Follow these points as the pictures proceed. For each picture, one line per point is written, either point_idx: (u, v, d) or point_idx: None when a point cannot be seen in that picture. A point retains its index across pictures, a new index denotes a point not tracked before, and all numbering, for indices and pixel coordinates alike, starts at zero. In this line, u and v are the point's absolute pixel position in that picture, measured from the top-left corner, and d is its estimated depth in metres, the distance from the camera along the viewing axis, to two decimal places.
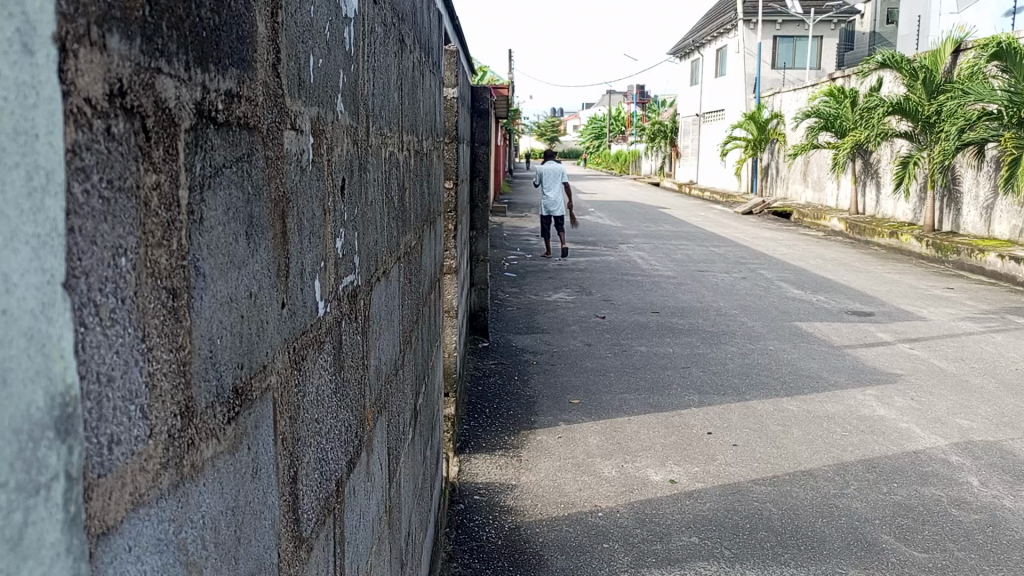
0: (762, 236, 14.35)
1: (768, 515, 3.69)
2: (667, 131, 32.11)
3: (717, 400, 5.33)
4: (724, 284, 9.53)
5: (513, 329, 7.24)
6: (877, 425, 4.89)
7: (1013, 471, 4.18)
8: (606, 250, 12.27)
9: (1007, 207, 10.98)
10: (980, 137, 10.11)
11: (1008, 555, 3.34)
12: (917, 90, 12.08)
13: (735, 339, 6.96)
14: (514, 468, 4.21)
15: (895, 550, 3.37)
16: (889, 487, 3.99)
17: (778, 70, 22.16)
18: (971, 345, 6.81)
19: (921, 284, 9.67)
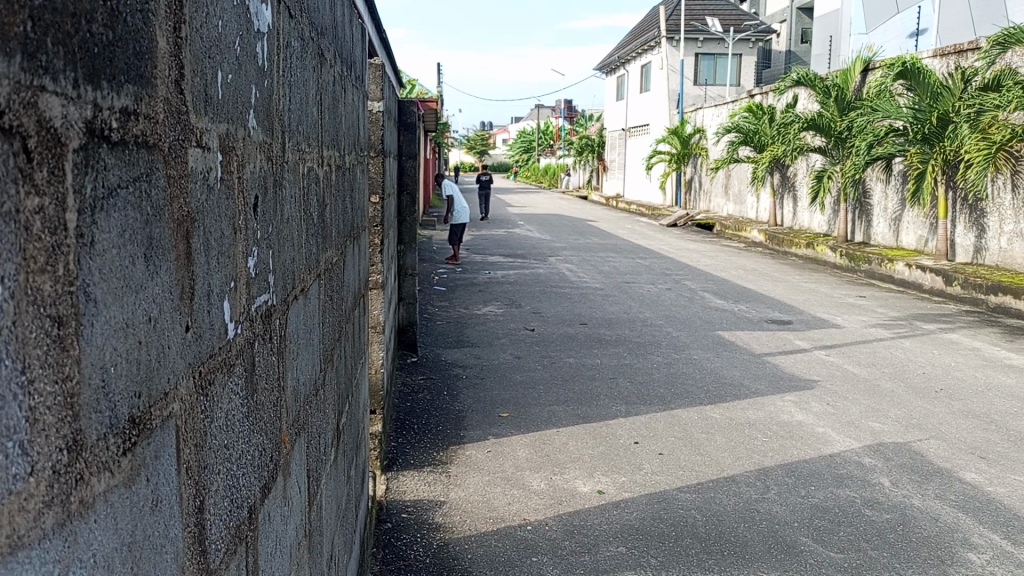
0: (686, 248, 14.70)
1: (693, 522, 3.77)
2: (595, 144, 32.59)
3: (644, 410, 5.42)
4: (650, 295, 9.71)
5: (442, 343, 7.21)
6: (795, 430, 5.06)
7: (921, 471, 4.39)
8: (536, 263, 12.36)
9: (914, 219, 11.57)
10: (887, 152, 10.61)
11: (917, 552, 3.49)
12: (830, 107, 12.62)
13: (661, 349, 7.10)
14: (442, 484, 4.18)
15: (812, 551, 3.49)
16: (806, 490, 4.12)
17: (700, 86, 22.83)
18: (882, 351, 7.12)
19: (836, 292, 10.08)
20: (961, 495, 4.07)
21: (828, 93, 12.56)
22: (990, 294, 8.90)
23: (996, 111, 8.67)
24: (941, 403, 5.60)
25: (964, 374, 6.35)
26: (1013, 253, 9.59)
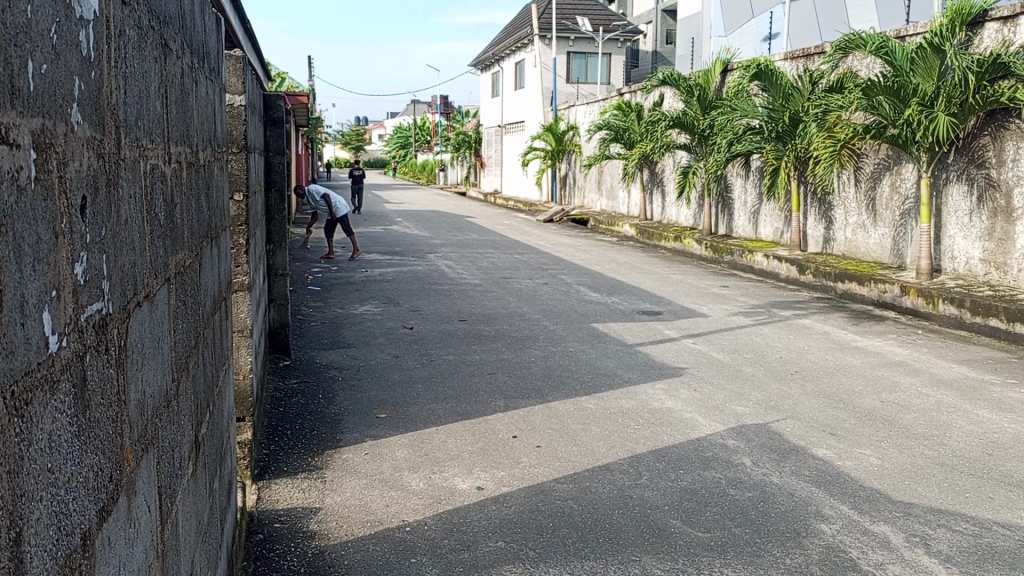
0: (562, 242, 15.02)
1: (570, 512, 3.85)
2: (472, 141, 32.79)
3: (521, 404, 5.49)
4: (527, 290, 9.84)
5: (317, 345, 7.02)
6: (665, 416, 5.26)
7: (779, 450, 4.67)
8: (414, 261, 12.26)
9: (770, 212, 12.34)
10: (746, 149, 11.25)
11: (776, 527, 3.71)
12: (693, 106, 13.23)
13: (538, 342, 7.23)
14: (317, 490, 4.07)
15: (682, 532, 3.64)
16: (676, 474, 4.30)
17: (572, 84, 23.31)
18: (743, 337, 7.55)
19: (701, 283, 10.60)
20: (814, 470, 4.37)
21: (690, 93, 13.15)
22: (838, 282, 9.61)
23: (840, 111, 9.33)
24: (797, 385, 6.01)
25: (816, 357, 6.82)
26: (857, 243, 10.41)
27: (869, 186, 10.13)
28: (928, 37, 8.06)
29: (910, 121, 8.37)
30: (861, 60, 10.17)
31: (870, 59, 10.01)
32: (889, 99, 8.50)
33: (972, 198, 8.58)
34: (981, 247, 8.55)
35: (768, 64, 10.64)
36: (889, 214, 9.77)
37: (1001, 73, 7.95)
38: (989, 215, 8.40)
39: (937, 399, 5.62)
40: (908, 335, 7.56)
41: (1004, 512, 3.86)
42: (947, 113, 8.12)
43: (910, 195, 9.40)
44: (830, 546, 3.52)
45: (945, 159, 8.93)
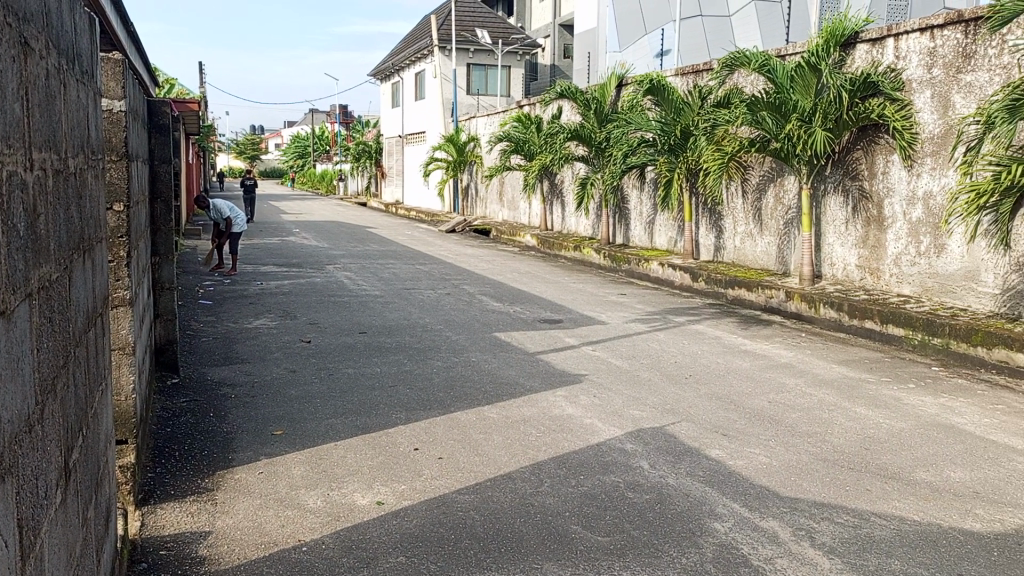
0: (464, 253, 15.03)
1: (472, 522, 3.83)
2: (373, 151, 32.47)
3: (423, 415, 5.44)
4: (428, 301, 9.77)
5: (209, 361, 6.73)
6: (566, 423, 5.32)
7: (674, 452, 4.81)
8: (313, 272, 11.97)
9: (664, 222, 12.76)
10: (641, 161, 11.60)
11: (672, 527, 3.81)
12: (590, 118, 13.55)
13: (440, 353, 7.19)
14: (207, 513, 3.88)
15: (582, 537, 3.69)
16: (576, 480, 4.35)
17: (472, 95, 23.44)
18: (640, 343, 7.75)
19: (600, 291, 10.83)
20: (707, 470, 4.52)
21: (587, 106, 13.45)
22: (729, 288, 10.01)
23: (727, 126, 9.76)
24: (691, 388, 6.21)
25: (709, 361, 7.07)
26: (745, 251, 10.87)
27: (755, 197, 10.63)
28: (806, 56, 8.64)
29: (790, 135, 8.84)
30: (746, 76, 10.66)
31: (754, 75, 10.50)
32: (771, 115, 8.95)
33: (847, 209, 9.13)
34: (857, 254, 9.10)
35: (661, 80, 11.10)
36: (773, 223, 10.29)
37: (871, 91, 8.51)
38: (863, 224, 8.95)
39: (819, 398, 5.92)
40: (792, 338, 7.94)
41: (881, 503, 4.10)
42: (825, 128, 8.60)
43: (793, 205, 9.92)
44: (722, 544, 3.64)
45: (823, 171, 9.45)
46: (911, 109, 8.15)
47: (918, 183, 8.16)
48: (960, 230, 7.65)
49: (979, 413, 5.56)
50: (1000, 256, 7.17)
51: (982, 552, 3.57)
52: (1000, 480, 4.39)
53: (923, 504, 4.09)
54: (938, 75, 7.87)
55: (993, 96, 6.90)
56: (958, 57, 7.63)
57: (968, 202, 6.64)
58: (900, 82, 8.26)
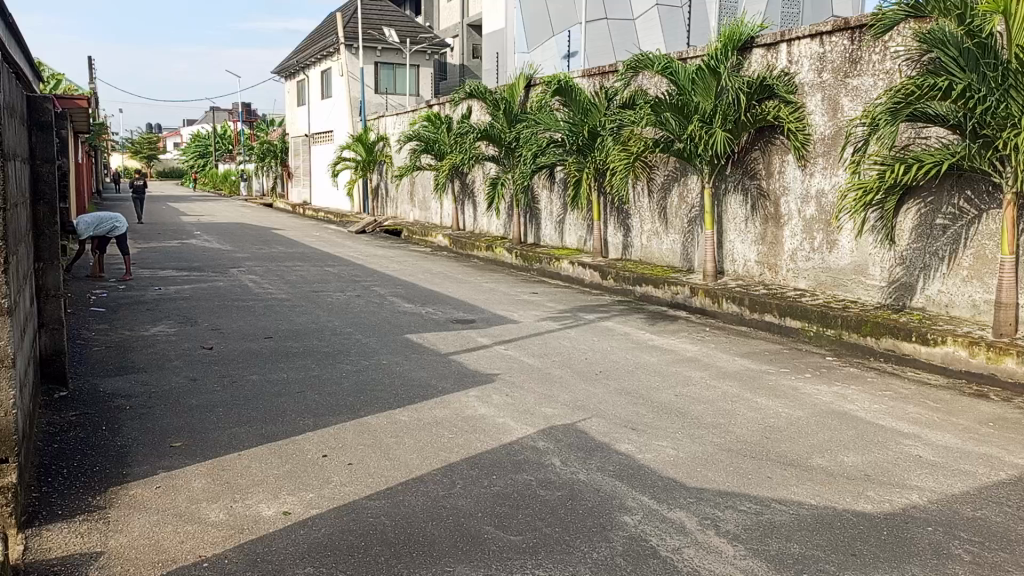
0: (375, 254, 14.83)
1: (383, 528, 3.76)
2: (278, 151, 31.64)
3: (332, 421, 5.30)
4: (337, 304, 9.56)
5: (101, 372, 6.38)
6: (478, 423, 5.30)
7: (584, 448, 4.86)
8: (215, 276, 11.54)
9: (574, 221, 12.94)
10: (550, 161, 11.73)
11: (583, 523, 3.84)
12: (500, 118, 13.60)
13: (350, 356, 7.05)
14: (99, 533, 3.67)
15: (494, 538, 3.67)
16: (488, 480, 4.33)
17: (381, 94, 23.14)
18: (552, 341, 7.82)
19: (513, 290, 10.88)
20: (617, 465, 4.59)
21: (497, 106, 13.49)
22: (636, 285, 10.23)
23: (632, 127, 9.95)
24: (601, 384, 6.31)
25: (618, 357, 7.19)
26: (651, 249, 11.16)
27: (660, 196, 10.91)
28: (706, 59, 8.90)
29: (692, 136, 9.10)
30: (650, 78, 10.93)
31: (657, 78, 10.78)
32: (674, 116, 9.20)
33: (747, 207, 9.48)
34: (756, 250, 9.47)
35: (568, 81, 11.26)
36: (678, 221, 10.60)
37: (767, 94, 8.86)
38: (761, 222, 9.32)
39: (722, 390, 6.11)
40: (698, 333, 8.17)
41: (780, 489, 4.25)
42: (724, 129, 8.90)
43: (696, 204, 10.24)
44: (632, 537, 3.70)
45: (723, 171, 9.81)
46: (803, 111, 8.54)
47: (811, 182, 8.57)
48: (849, 227, 8.15)
49: (869, 399, 5.86)
50: (885, 251, 7.75)
51: (874, 532, 3.75)
52: (888, 463, 4.64)
53: (819, 489, 4.27)
54: (828, 78, 8.26)
55: (877, 100, 7.29)
56: (845, 62, 8.02)
57: (857, 200, 7.13)
58: (794, 85, 8.64)
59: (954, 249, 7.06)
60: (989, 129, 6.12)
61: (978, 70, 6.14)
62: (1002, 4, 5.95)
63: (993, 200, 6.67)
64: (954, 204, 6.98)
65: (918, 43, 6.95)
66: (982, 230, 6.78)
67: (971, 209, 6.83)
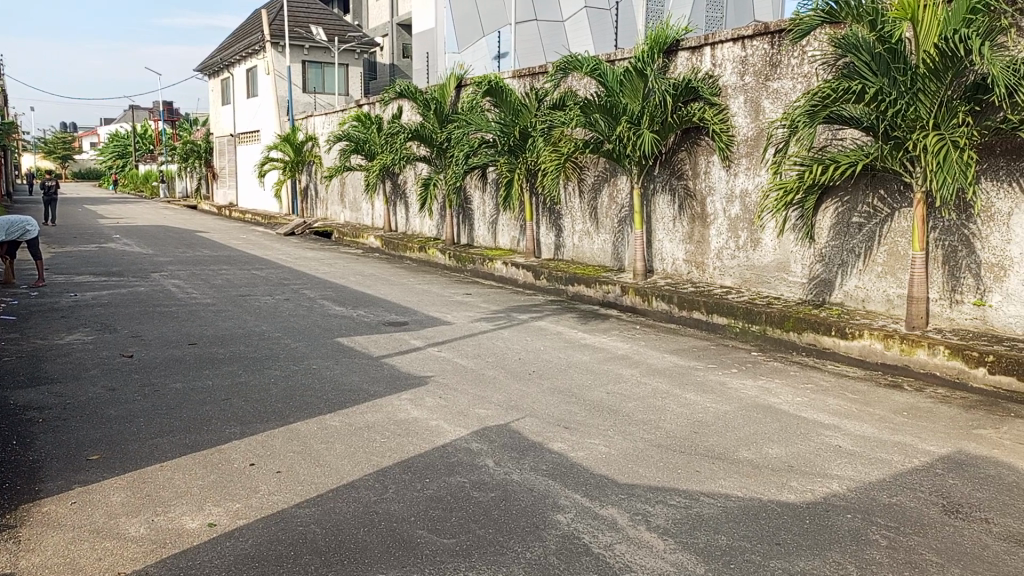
0: (305, 256, 14.55)
1: (313, 536, 3.68)
2: (202, 151, 30.73)
3: (259, 429, 5.17)
4: (265, 308, 9.33)
5: (12, 383, 6.07)
6: (411, 426, 5.25)
7: (518, 448, 4.88)
8: (135, 281, 11.13)
9: (507, 222, 12.96)
10: (482, 161, 11.72)
11: (516, 524, 3.85)
12: (431, 118, 13.52)
13: (279, 361, 6.90)
14: (9, 554, 3.48)
15: (427, 542, 3.64)
16: (421, 484, 4.30)
17: (309, 93, 22.72)
18: (485, 342, 7.82)
19: (446, 291, 10.83)
20: (550, 464, 4.61)
21: (427, 106, 13.41)
22: (568, 285, 10.32)
23: (562, 127, 10.03)
24: (534, 384, 6.33)
25: (551, 356, 7.23)
26: (583, 248, 11.27)
27: (591, 196, 11.03)
28: (633, 61, 9.05)
29: (621, 137, 9.23)
30: (579, 80, 11.03)
31: (587, 79, 10.89)
32: (603, 117, 9.32)
33: (674, 206, 9.68)
34: (684, 249, 9.66)
35: (499, 82, 11.27)
36: (608, 221, 10.73)
37: (692, 96, 9.06)
38: (688, 221, 9.52)
39: (652, 387, 6.22)
40: (629, 331, 8.30)
41: (708, 483, 4.35)
42: (652, 130, 9.05)
43: (625, 204, 10.39)
44: (565, 535, 3.72)
45: (651, 171, 9.99)
46: (727, 113, 8.77)
47: (735, 182, 8.80)
48: (772, 225, 8.40)
49: (792, 393, 6.05)
50: (805, 248, 8.03)
51: (797, 521, 3.87)
52: (810, 453, 4.80)
53: (745, 481, 4.38)
54: (750, 81, 8.50)
55: (796, 103, 7.54)
56: (766, 66, 8.26)
57: (778, 199, 7.35)
58: (717, 88, 8.85)
59: (869, 247, 7.36)
60: (900, 131, 6.39)
61: (889, 74, 6.40)
62: (910, 11, 6.21)
63: (904, 199, 6.98)
64: (869, 202, 7.28)
65: (833, 48, 7.21)
66: (895, 227, 7.09)
67: (885, 208, 7.14)
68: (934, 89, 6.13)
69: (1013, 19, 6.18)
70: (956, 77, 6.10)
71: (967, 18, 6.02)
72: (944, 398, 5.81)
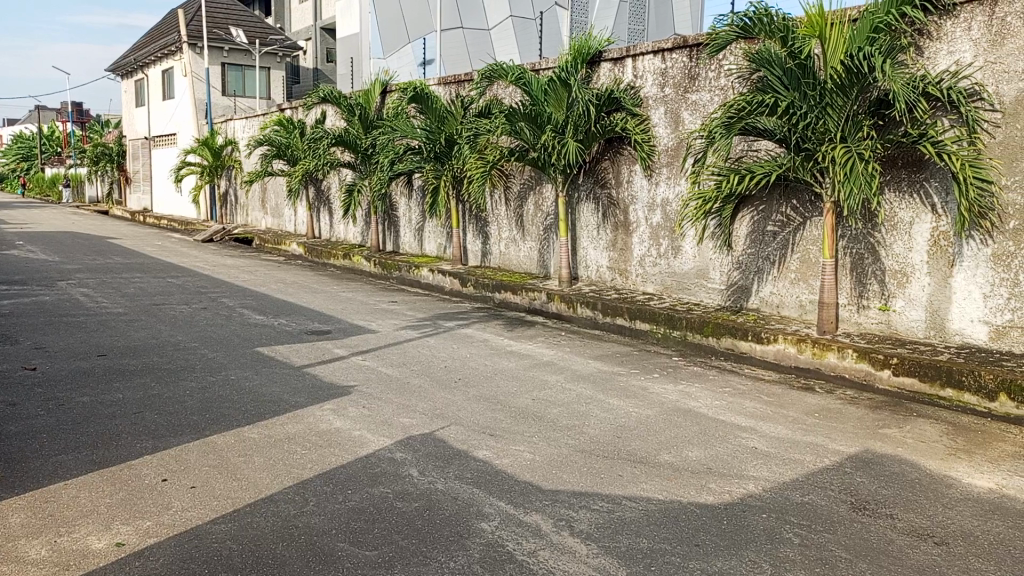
0: (223, 264, 14.12)
1: (228, 553, 3.55)
2: (114, 154, 29.50)
3: (173, 443, 4.98)
4: (181, 317, 9.00)
5: None
6: (333, 437, 5.15)
7: (442, 457, 4.84)
8: (40, 290, 10.57)
9: (433, 229, 12.89)
10: (407, 168, 11.63)
11: (440, 533, 3.81)
12: (355, 124, 13.34)
13: (195, 373, 6.66)
14: None
15: (349, 555, 3.57)
16: (343, 495, 4.21)
17: (228, 96, 22.12)
18: (411, 349, 7.74)
19: (371, 299, 10.68)
20: (475, 472, 4.59)
21: (351, 111, 13.24)
22: (495, 292, 10.34)
23: (488, 135, 10.07)
24: (459, 391, 6.31)
25: (477, 363, 7.22)
26: (509, 255, 11.32)
27: (517, 204, 11.08)
28: (557, 71, 9.15)
29: (545, 145, 9.31)
30: (504, 88, 11.09)
31: (512, 88, 10.97)
32: (528, 125, 9.39)
33: (598, 215, 9.82)
34: (607, 256, 9.80)
35: (424, 88, 11.23)
36: (534, 229, 10.82)
37: (615, 106, 9.22)
38: (612, 229, 9.67)
39: (577, 393, 6.28)
40: (554, 337, 8.37)
41: (631, 487, 4.42)
42: (576, 139, 9.16)
43: (550, 212, 10.49)
44: (489, 543, 3.71)
45: (576, 179, 10.12)
46: (648, 124, 8.96)
47: (656, 191, 9.00)
48: (691, 234, 8.63)
49: (711, 396, 6.21)
50: (723, 256, 8.27)
51: (715, 522, 3.97)
52: (728, 455, 4.92)
53: (666, 484, 4.47)
54: (669, 93, 8.71)
55: (713, 115, 7.77)
56: (684, 78, 8.49)
57: (697, 208, 7.53)
58: (639, 99, 9.04)
59: (782, 254, 7.64)
60: (810, 143, 6.64)
61: (800, 89, 6.65)
62: (818, 28, 6.61)
63: (814, 208, 7.27)
64: (782, 211, 7.56)
65: (748, 62, 7.47)
66: (806, 236, 7.37)
67: (797, 217, 7.43)
68: (841, 103, 6.40)
69: (912, 39, 6.53)
70: (861, 93, 6.35)
71: (870, 37, 6.35)
72: (853, 399, 6.06)
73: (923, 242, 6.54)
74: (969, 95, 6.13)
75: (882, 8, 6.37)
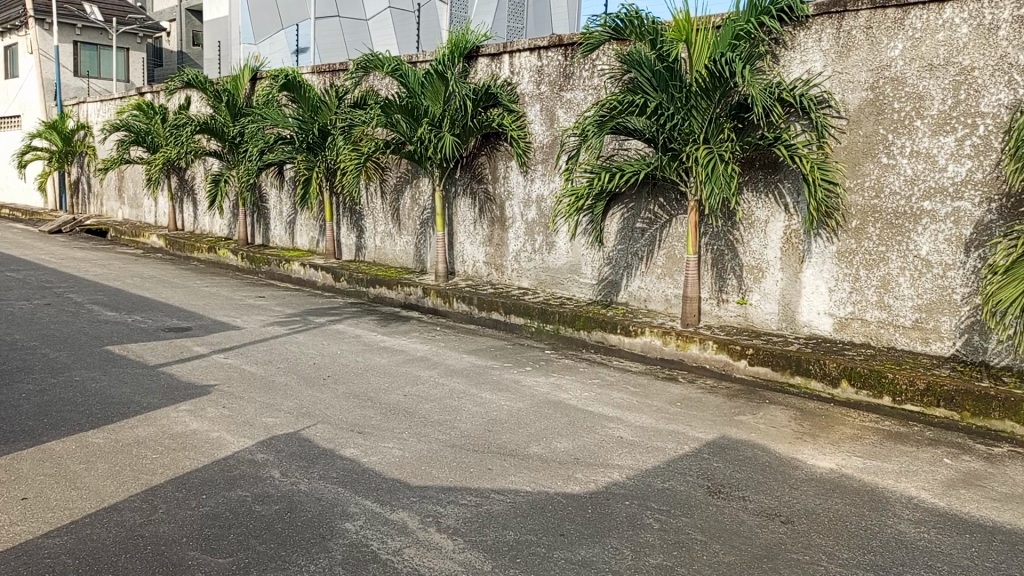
0: (72, 257, 13.08)
1: (62, 569, 3.26)
2: None
3: (3, 451, 4.53)
4: (20, 314, 8.25)
5: None
6: (188, 440, 4.85)
7: (307, 457, 4.65)
8: None
9: (305, 222, 12.47)
10: (278, 158, 11.18)
11: (301, 536, 3.66)
12: (222, 111, 12.67)
13: (33, 374, 6.11)
14: None
15: (200, 563, 3.36)
16: (197, 501, 3.97)
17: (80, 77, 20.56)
18: (277, 347, 7.43)
19: (236, 294, 10.18)
20: (341, 471, 4.45)
21: (218, 98, 12.59)
22: (370, 287, 10.13)
23: (363, 127, 9.84)
24: (328, 389, 6.11)
25: (348, 360, 7.03)
26: (384, 250, 11.11)
27: (392, 198, 10.90)
28: (434, 64, 9.08)
29: (421, 138, 9.20)
30: (379, 79, 10.87)
31: (387, 80, 10.78)
32: (404, 118, 9.25)
33: (474, 210, 9.79)
34: (483, 251, 9.81)
35: (296, 76, 10.83)
36: (410, 223, 10.68)
37: (491, 102, 9.22)
38: (488, 225, 9.68)
39: (449, 388, 6.23)
40: (428, 332, 8.28)
41: (500, 480, 4.41)
42: (452, 133, 9.09)
43: (427, 207, 10.40)
44: (353, 544, 3.59)
45: (452, 174, 10.06)
46: (524, 120, 9.01)
47: (531, 187, 9.08)
48: (565, 229, 8.75)
49: (581, 388, 6.32)
50: (595, 251, 8.45)
51: (580, 511, 4.02)
52: (594, 445, 5.02)
53: (535, 476, 4.49)
54: (545, 90, 8.80)
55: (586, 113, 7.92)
56: (559, 77, 8.61)
57: (570, 205, 7.57)
58: (515, 95, 9.06)
59: (650, 250, 7.89)
60: (676, 143, 6.87)
61: (667, 91, 6.86)
62: (685, 33, 6.83)
63: (680, 207, 7.54)
64: (650, 209, 7.80)
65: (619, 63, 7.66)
66: (672, 233, 7.66)
67: (664, 214, 7.69)
68: (704, 106, 6.65)
69: (769, 47, 6.87)
70: (722, 97, 6.64)
71: (732, 44, 6.65)
72: (713, 387, 6.34)
73: (777, 239, 6.92)
74: (819, 103, 6.54)
75: (742, 17, 6.66)
